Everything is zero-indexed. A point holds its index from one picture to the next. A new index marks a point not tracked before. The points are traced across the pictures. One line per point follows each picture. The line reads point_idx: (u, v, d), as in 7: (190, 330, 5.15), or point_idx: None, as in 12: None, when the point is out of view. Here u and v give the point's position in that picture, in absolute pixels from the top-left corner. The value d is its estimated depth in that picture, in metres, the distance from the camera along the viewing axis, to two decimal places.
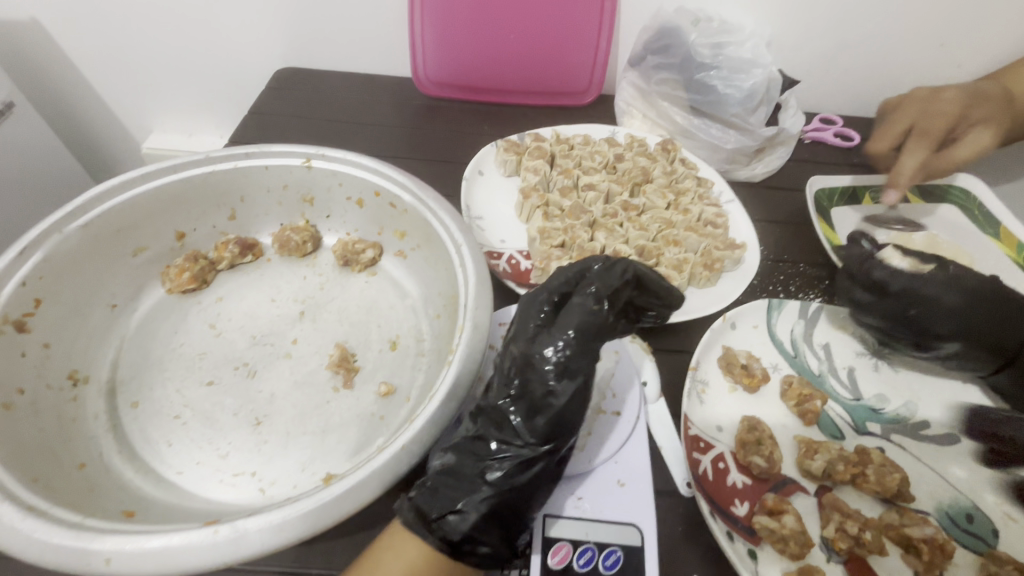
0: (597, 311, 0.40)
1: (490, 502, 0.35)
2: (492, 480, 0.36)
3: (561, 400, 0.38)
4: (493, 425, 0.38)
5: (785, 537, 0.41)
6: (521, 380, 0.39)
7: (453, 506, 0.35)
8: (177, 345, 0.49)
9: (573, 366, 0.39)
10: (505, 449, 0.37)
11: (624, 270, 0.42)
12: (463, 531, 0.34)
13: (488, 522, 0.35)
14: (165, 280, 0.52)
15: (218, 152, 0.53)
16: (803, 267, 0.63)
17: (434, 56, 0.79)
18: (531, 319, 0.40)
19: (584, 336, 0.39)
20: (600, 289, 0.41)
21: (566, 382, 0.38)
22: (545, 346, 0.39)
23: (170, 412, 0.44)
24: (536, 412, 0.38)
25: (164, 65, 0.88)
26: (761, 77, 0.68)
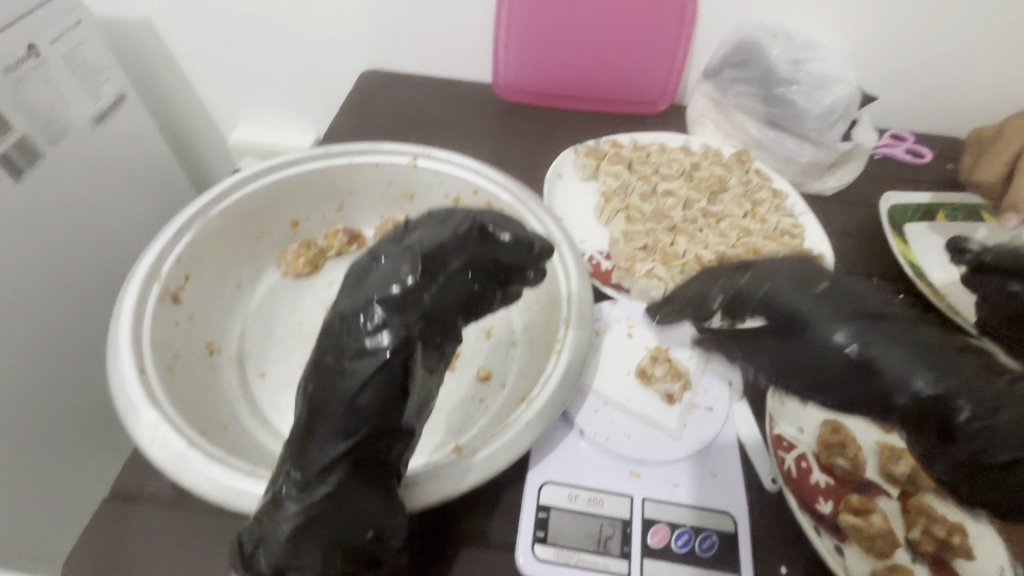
0: (407, 276, 0.35)
1: (293, 524, 0.33)
2: (292, 497, 0.33)
3: (362, 382, 0.33)
4: (297, 428, 0.34)
5: (872, 535, 0.43)
6: (322, 363, 0.34)
7: (262, 534, 0.33)
8: (296, 324, 0.53)
9: (384, 337, 0.34)
10: (305, 457, 0.33)
11: (460, 227, 0.39)
12: (275, 559, 0.34)
13: (299, 546, 0.33)
14: (281, 264, 0.57)
15: (335, 148, 0.57)
16: (876, 280, 0.65)
17: (514, 63, 0.82)
18: (356, 274, 0.37)
19: (396, 304, 0.35)
20: (420, 248, 0.37)
21: (372, 361, 0.33)
22: (360, 314, 0.34)
23: (294, 383, 0.49)
24: (327, 409, 0.33)
25: (258, 64, 0.94)
26: (842, 94, 0.69)
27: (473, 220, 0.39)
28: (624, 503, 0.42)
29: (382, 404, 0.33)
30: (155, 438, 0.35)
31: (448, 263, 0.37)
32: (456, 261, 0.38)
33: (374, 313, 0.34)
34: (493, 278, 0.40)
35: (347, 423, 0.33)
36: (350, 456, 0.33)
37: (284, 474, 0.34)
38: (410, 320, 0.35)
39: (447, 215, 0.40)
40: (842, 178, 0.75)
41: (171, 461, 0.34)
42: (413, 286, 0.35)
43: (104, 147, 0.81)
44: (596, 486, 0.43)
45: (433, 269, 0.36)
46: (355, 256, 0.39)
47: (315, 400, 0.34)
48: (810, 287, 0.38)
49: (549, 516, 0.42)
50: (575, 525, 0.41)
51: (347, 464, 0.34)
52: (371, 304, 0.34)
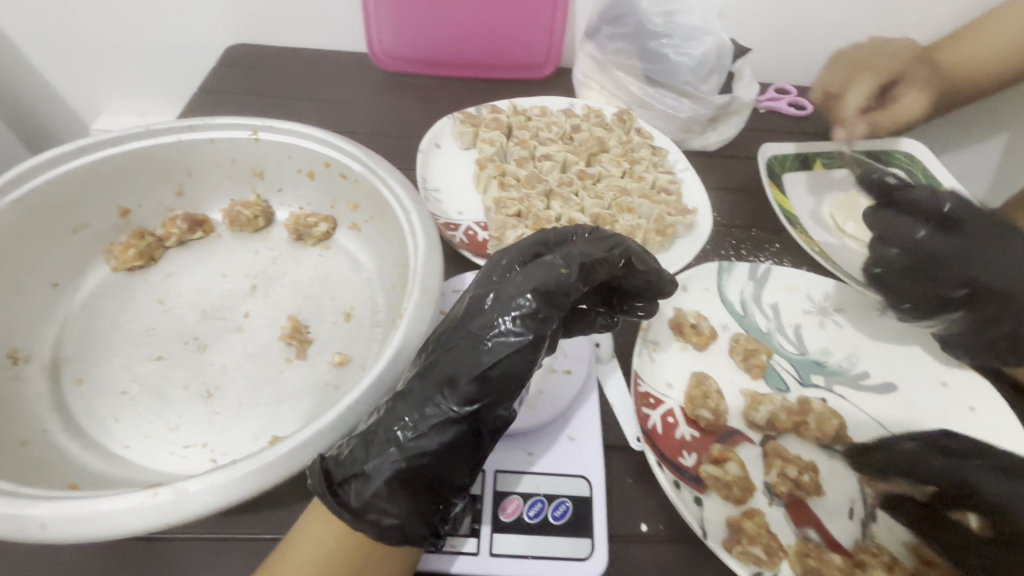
0: (566, 274, 0.35)
1: (396, 467, 0.32)
2: (402, 444, 0.32)
3: (500, 356, 0.34)
4: (423, 379, 0.34)
5: (728, 483, 0.43)
6: (465, 331, 0.35)
7: (360, 469, 0.32)
8: (124, 321, 0.48)
9: (520, 325, 0.34)
10: (425, 409, 0.33)
11: (614, 244, 0.39)
12: (364, 498, 0.31)
13: (393, 491, 0.32)
14: (109, 258, 0.51)
15: (160, 124, 0.52)
16: (754, 231, 0.65)
17: (387, 30, 0.78)
18: (492, 271, 0.38)
19: (547, 295, 0.35)
20: (582, 254, 0.37)
21: (512, 341, 0.34)
22: (516, 296, 0.35)
23: (116, 387, 0.44)
24: (462, 368, 0.34)
25: (110, 43, 0.85)
26: (711, 45, 0.68)
27: (626, 247, 0.39)
28: (476, 479, 0.40)
29: (511, 382, 0.34)
30: None
31: (601, 277, 0.38)
32: (602, 277, 0.38)
33: (526, 299, 0.34)
34: (605, 299, 0.43)
35: (474, 390, 0.33)
36: (459, 426, 0.33)
37: (396, 419, 0.33)
38: (552, 320, 0.35)
39: (599, 236, 0.39)
40: (725, 133, 0.74)
41: None
42: (569, 283, 0.35)
43: None
44: None
45: (583, 276, 0.36)
46: (499, 251, 0.39)
47: (445, 363, 0.34)
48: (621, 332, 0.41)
49: None
50: None
51: (457, 426, 0.33)
52: (523, 291, 0.35)
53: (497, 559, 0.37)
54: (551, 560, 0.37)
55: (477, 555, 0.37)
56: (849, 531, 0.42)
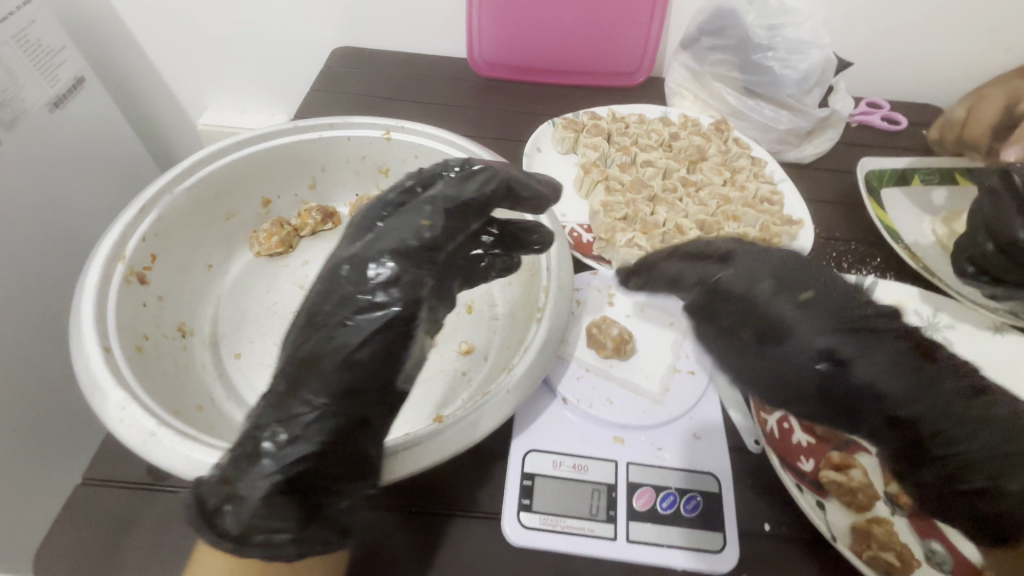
0: (428, 226, 0.37)
1: (272, 480, 0.32)
2: (275, 452, 0.32)
3: (362, 338, 0.34)
4: (284, 377, 0.34)
5: (852, 489, 0.43)
6: (328, 311, 0.36)
7: (232, 493, 0.32)
8: (271, 303, 0.52)
9: (386, 295, 0.35)
10: (294, 411, 0.33)
11: (479, 183, 0.39)
12: (243, 522, 0.31)
13: (274, 507, 0.32)
14: (253, 244, 0.55)
15: (305, 122, 0.56)
16: (855, 245, 0.65)
17: (488, 36, 0.81)
18: (363, 230, 0.39)
19: (407, 255, 0.36)
20: (445, 202, 0.38)
21: (378, 314, 0.34)
22: (368, 267, 0.36)
23: (270, 363, 0.48)
24: (322, 358, 0.34)
25: (225, 42, 0.91)
26: (818, 59, 0.69)
27: (494, 180, 0.40)
28: (609, 468, 0.42)
29: (378, 358, 0.34)
30: (124, 418, 0.34)
31: (467, 221, 0.38)
32: (466, 221, 0.38)
33: (385, 263, 0.35)
34: (498, 238, 0.44)
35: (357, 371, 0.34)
36: (330, 418, 0.33)
37: (265, 430, 0.33)
38: (419, 278, 0.36)
39: (468, 175, 0.40)
40: (820, 146, 0.75)
41: (139, 440, 0.33)
42: (425, 239, 0.37)
43: (64, 134, 0.77)
44: (581, 453, 0.43)
45: (452, 226, 0.38)
46: (370, 202, 0.41)
47: (307, 353, 0.35)
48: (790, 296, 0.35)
49: (533, 483, 0.42)
50: (560, 492, 0.41)
51: (332, 418, 0.33)
52: (382, 256, 0.35)
53: (634, 545, 0.39)
54: (687, 551, 0.39)
55: (614, 540, 0.39)
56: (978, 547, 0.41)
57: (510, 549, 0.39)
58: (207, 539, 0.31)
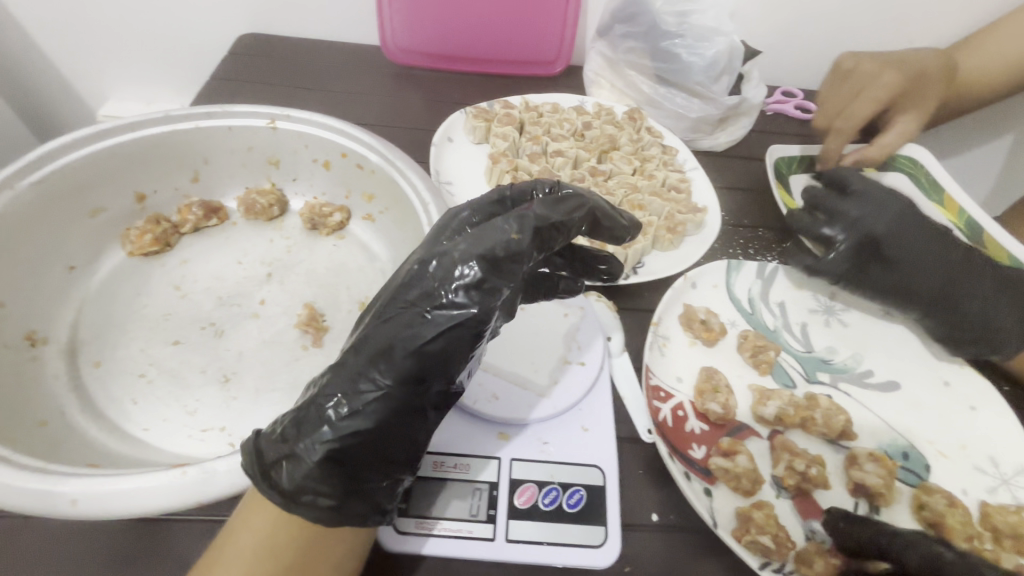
0: (518, 239, 0.33)
1: (328, 449, 0.30)
2: (334, 423, 0.31)
3: (433, 334, 0.32)
4: (358, 354, 0.32)
5: (737, 475, 0.44)
6: (408, 298, 0.33)
7: (290, 451, 0.31)
8: (141, 306, 0.48)
9: (462, 296, 0.32)
10: (359, 387, 0.32)
11: (578, 206, 0.37)
12: (296, 481, 0.30)
13: (328, 474, 0.31)
14: (125, 243, 0.51)
15: (179, 111, 0.52)
16: (761, 232, 0.66)
17: (400, 23, 0.78)
18: (450, 230, 0.37)
19: (493, 264, 0.33)
20: (536, 219, 0.34)
21: (453, 314, 0.32)
22: (453, 267, 0.32)
23: (134, 370, 0.44)
24: (394, 345, 0.32)
25: (119, 28, 0.85)
26: (723, 46, 0.69)
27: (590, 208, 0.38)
28: (492, 466, 0.41)
29: (447, 361, 0.32)
30: None
31: (552, 244, 0.36)
32: (556, 243, 0.36)
33: (472, 266, 0.32)
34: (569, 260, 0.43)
35: (421, 367, 0.32)
36: (397, 406, 0.32)
37: (329, 398, 0.31)
38: (502, 288, 0.33)
39: (562, 196, 0.37)
40: (732, 134, 0.75)
41: None
42: (519, 250, 0.33)
43: None
44: (464, 451, 0.42)
45: (536, 244, 0.34)
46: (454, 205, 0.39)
47: (381, 336, 0.32)
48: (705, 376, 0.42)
49: (412, 485, 0.40)
50: (438, 493, 0.40)
51: (393, 404, 0.32)
52: (469, 257, 0.32)
53: (511, 545, 0.38)
54: (566, 546, 0.38)
55: (492, 540, 0.38)
56: None
57: (383, 555, 0.37)
58: (260, 490, 0.30)
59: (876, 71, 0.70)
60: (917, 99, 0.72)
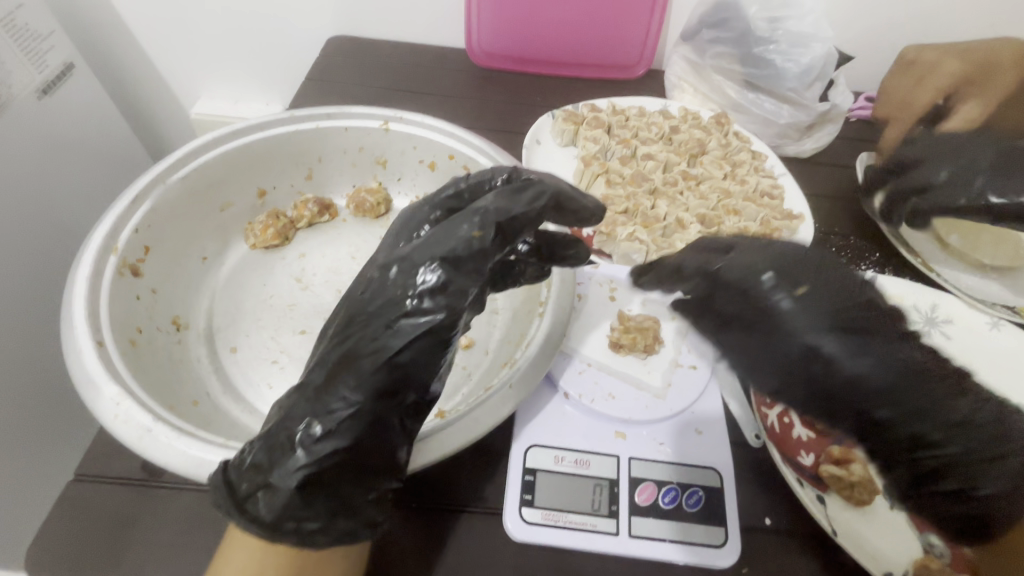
0: (478, 239, 0.34)
1: (305, 473, 0.31)
2: (307, 446, 0.31)
3: (404, 343, 0.33)
4: (320, 372, 0.33)
5: (852, 484, 0.43)
6: (370, 312, 0.34)
7: (265, 481, 0.31)
8: (267, 296, 0.51)
9: (429, 302, 0.33)
10: (329, 406, 0.32)
11: (537, 194, 0.37)
12: (275, 510, 0.31)
13: (307, 496, 0.32)
14: (249, 236, 0.54)
15: (302, 112, 0.55)
16: (855, 241, 0.65)
17: (487, 26, 0.79)
18: (405, 237, 0.39)
19: (455, 267, 0.34)
20: (495, 215, 0.35)
21: (423, 321, 0.33)
22: (415, 276, 0.34)
23: (268, 357, 0.47)
24: (358, 359, 0.33)
25: (216, 30, 0.89)
26: (821, 52, 0.68)
27: (553, 193, 0.37)
28: (611, 463, 0.42)
29: (417, 364, 0.33)
30: (119, 414, 0.33)
31: (516, 238, 0.36)
32: (518, 235, 0.36)
33: (433, 271, 0.33)
34: (541, 244, 0.41)
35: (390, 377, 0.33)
36: (368, 417, 0.33)
37: (298, 421, 0.32)
38: (465, 289, 0.34)
39: (520, 186, 0.37)
40: (820, 140, 0.74)
41: (135, 436, 0.33)
42: (478, 252, 0.34)
43: (54, 121, 0.76)
44: (582, 448, 0.43)
45: (500, 242, 0.35)
46: (408, 212, 0.40)
47: (347, 350, 0.33)
48: (787, 289, 0.33)
49: (535, 478, 0.41)
50: (561, 487, 0.41)
51: (366, 417, 0.32)
52: (429, 261, 0.33)
53: (636, 540, 0.39)
54: (690, 545, 0.39)
55: (617, 535, 0.39)
56: None
57: (512, 544, 0.39)
58: (238, 524, 0.31)
59: (935, 62, 0.67)
60: (996, 78, 0.64)
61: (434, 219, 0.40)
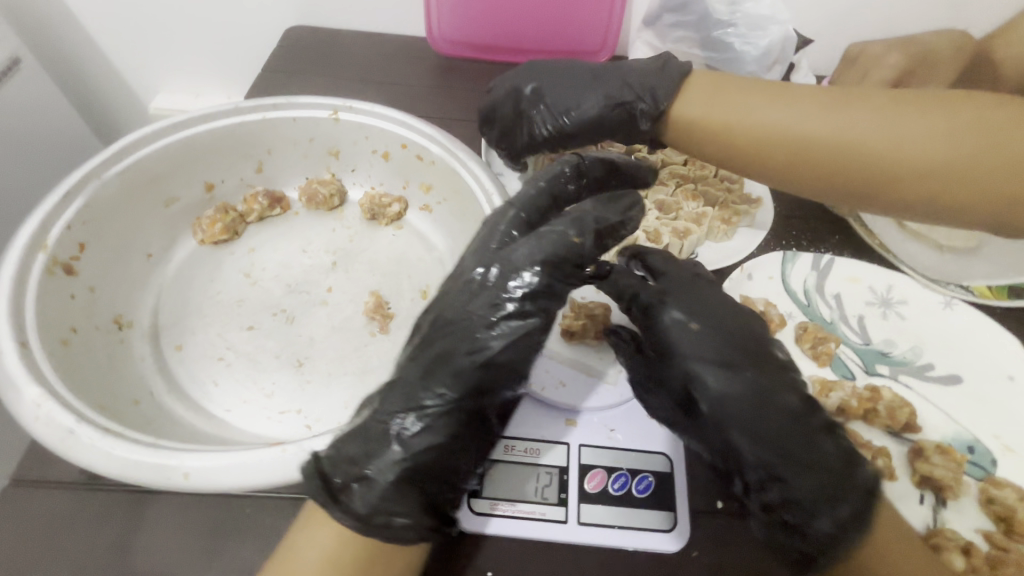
0: (579, 243, 0.37)
1: (401, 466, 0.34)
2: (404, 441, 0.35)
3: (504, 341, 0.36)
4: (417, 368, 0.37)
5: None
6: (468, 312, 0.37)
7: (360, 474, 0.34)
8: (214, 292, 0.50)
9: (527, 304, 0.37)
10: (423, 401, 0.36)
11: (628, 204, 0.41)
12: (370, 503, 0.33)
13: (401, 491, 0.34)
14: (196, 231, 0.53)
15: (247, 102, 0.53)
16: (814, 223, 0.64)
17: (447, 13, 0.78)
18: (495, 237, 0.39)
19: (555, 268, 0.37)
20: (595, 221, 0.39)
21: (521, 323, 0.37)
22: (515, 277, 0.37)
23: (213, 354, 0.46)
24: (458, 358, 0.36)
25: (171, 21, 0.87)
26: (778, 35, 0.68)
27: (637, 205, 0.41)
28: (561, 451, 0.42)
29: (513, 362, 0.37)
30: (39, 416, 0.32)
31: (610, 244, 0.40)
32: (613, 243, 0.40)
33: (532, 274, 0.36)
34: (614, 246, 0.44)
35: (483, 377, 0.36)
36: (461, 412, 0.36)
37: (396, 418, 0.35)
38: (562, 292, 0.38)
39: (614, 196, 0.41)
40: None
41: (56, 438, 0.32)
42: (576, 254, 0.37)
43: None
44: (533, 437, 0.43)
45: (597, 246, 0.39)
46: (494, 210, 0.41)
47: (444, 348, 0.37)
48: (679, 310, 0.42)
49: (485, 468, 0.41)
50: (511, 476, 0.41)
51: (457, 414, 0.36)
52: (532, 263, 0.37)
53: (584, 527, 0.39)
54: (637, 531, 0.39)
55: (565, 523, 0.39)
56: (920, 516, 0.43)
57: (460, 535, 0.38)
58: (335, 514, 0.33)
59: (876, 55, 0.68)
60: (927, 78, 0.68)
61: (520, 219, 0.40)
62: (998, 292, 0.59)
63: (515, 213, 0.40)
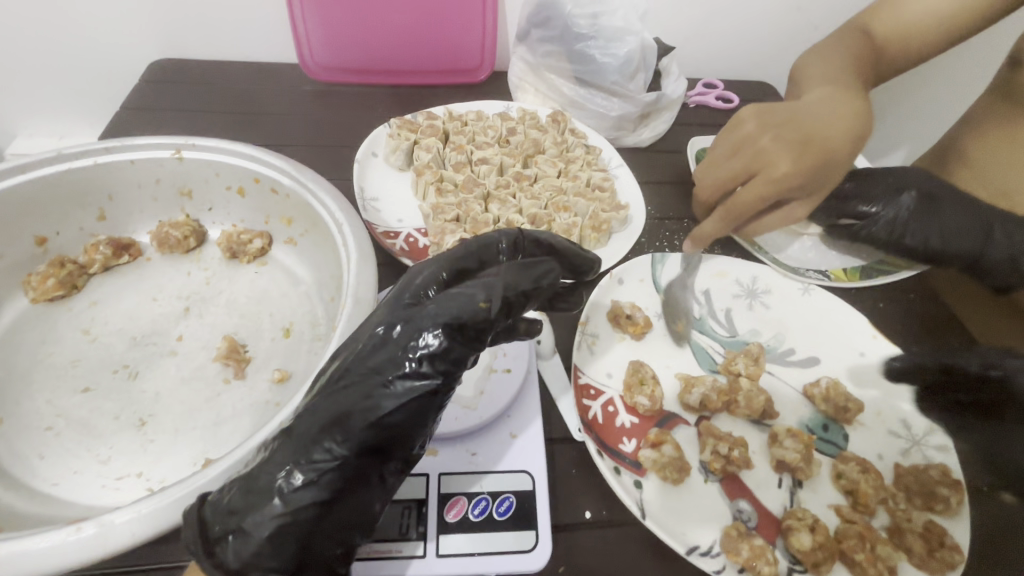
0: (485, 309, 0.34)
1: (278, 522, 0.30)
2: (285, 495, 0.30)
3: (395, 405, 0.32)
4: (312, 417, 0.32)
5: (664, 464, 0.45)
6: (367, 367, 0.33)
7: (238, 525, 0.30)
8: (45, 354, 0.46)
9: (426, 367, 0.33)
10: (312, 455, 0.31)
11: (547, 270, 0.38)
12: (243, 557, 0.30)
13: (277, 546, 0.30)
14: (27, 289, 0.49)
15: (72, 148, 0.50)
16: (686, 223, 0.67)
17: (318, 40, 0.77)
18: (410, 294, 0.36)
19: (455, 330, 0.33)
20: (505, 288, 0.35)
21: (417, 385, 0.32)
22: (416, 335, 0.33)
23: (41, 423, 0.42)
24: (350, 414, 0.31)
25: (20, 61, 0.81)
26: (636, 45, 0.70)
27: (554, 274, 0.38)
28: (419, 483, 0.41)
29: (408, 425, 0.33)
30: None
31: (518, 312, 0.36)
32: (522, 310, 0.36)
33: (433, 337, 0.32)
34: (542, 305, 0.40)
35: (373, 436, 0.32)
36: (351, 468, 0.32)
37: (281, 467, 0.31)
38: (464, 357, 0.34)
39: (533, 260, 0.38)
40: (656, 129, 0.76)
41: None
42: (481, 320, 0.34)
43: None
44: None
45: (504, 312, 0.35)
46: (416, 266, 0.38)
47: (337, 404, 0.32)
48: None
49: None
50: None
51: (347, 471, 0.32)
52: (435, 325, 0.33)
53: (444, 559, 0.38)
54: (498, 556, 0.38)
55: (423, 557, 0.38)
56: (779, 500, 0.45)
57: None
58: (204, 568, 0.29)
59: (773, 153, 0.59)
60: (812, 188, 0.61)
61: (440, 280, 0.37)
62: (852, 274, 0.63)
63: (432, 274, 0.37)
